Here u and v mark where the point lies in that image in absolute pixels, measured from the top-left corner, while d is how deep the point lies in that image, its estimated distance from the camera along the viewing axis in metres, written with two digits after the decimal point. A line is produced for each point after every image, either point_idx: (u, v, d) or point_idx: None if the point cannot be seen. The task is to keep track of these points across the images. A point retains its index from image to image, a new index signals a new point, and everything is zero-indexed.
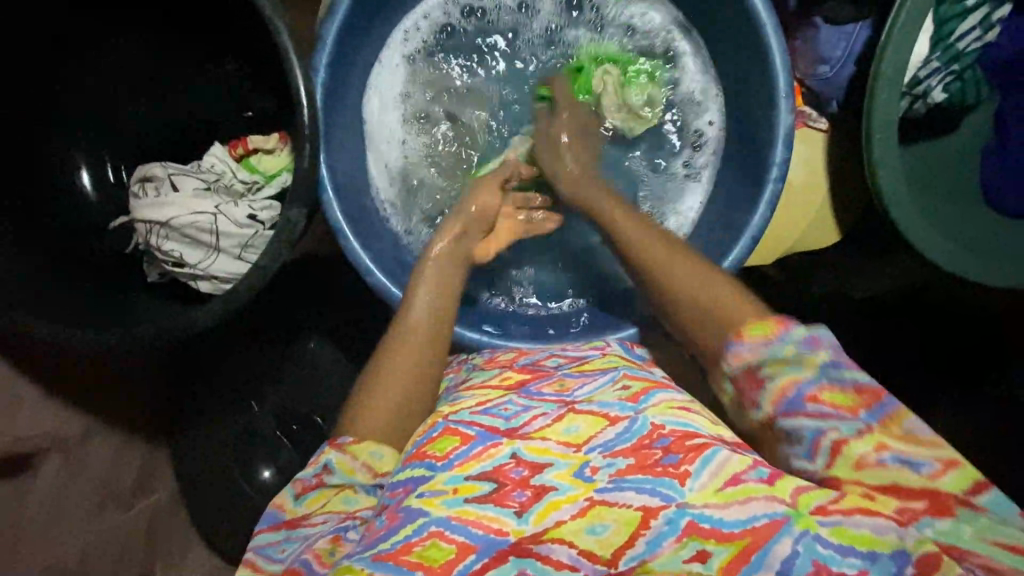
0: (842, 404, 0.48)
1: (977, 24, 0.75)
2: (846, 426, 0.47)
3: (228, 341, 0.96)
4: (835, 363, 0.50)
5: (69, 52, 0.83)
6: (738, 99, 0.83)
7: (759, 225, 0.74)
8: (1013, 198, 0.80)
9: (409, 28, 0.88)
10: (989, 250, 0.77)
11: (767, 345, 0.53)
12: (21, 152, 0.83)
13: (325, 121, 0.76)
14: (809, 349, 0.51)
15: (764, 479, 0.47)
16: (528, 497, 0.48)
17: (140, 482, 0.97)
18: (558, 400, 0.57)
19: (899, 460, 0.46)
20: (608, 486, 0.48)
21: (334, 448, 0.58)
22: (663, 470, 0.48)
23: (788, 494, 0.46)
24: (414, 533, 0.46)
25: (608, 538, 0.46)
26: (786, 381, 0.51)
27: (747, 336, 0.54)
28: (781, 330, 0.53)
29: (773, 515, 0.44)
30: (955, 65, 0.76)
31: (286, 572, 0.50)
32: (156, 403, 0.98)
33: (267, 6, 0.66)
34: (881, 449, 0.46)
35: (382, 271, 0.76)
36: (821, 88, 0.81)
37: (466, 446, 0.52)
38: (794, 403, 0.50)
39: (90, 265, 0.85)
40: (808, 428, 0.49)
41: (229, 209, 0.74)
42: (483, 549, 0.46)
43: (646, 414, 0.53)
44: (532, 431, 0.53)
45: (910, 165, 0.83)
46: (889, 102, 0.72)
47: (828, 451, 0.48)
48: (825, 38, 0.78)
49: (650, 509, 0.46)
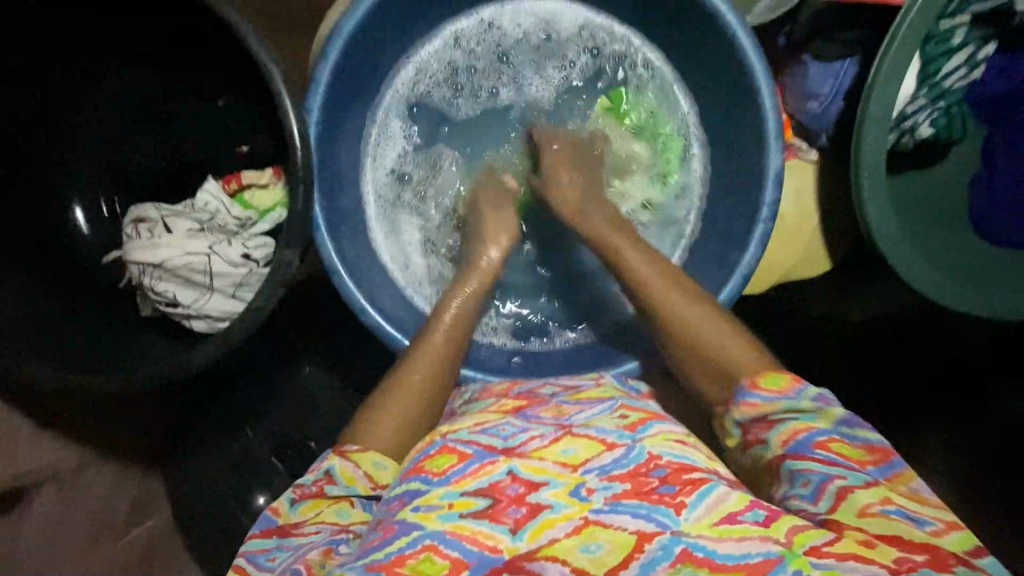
0: (851, 457, 0.50)
1: (963, 62, 0.75)
2: (853, 475, 0.49)
3: (221, 381, 0.95)
4: (850, 421, 0.53)
5: (61, 68, 0.82)
6: (727, 137, 0.84)
7: (750, 262, 0.75)
8: (998, 226, 0.82)
9: (410, 71, 0.88)
10: (984, 279, 0.78)
11: (782, 396, 0.55)
12: (7, 171, 0.83)
13: (320, 163, 0.76)
14: (823, 403, 0.54)
15: (760, 521, 0.46)
16: (523, 514, 0.48)
17: (134, 511, 0.97)
18: (555, 423, 0.57)
19: (903, 514, 0.47)
20: (603, 507, 0.48)
21: (337, 455, 0.59)
22: (658, 498, 0.47)
23: (783, 534, 0.45)
24: (408, 546, 0.46)
25: (601, 557, 0.45)
26: (799, 427, 0.53)
27: (762, 386, 0.56)
28: (796, 384, 0.55)
29: (767, 553, 0.44)
30: (941, 102, 0.77)
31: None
32: (158, 429, 0.98)
33: (260, 50, 0.65)
34: (888, 502, 0.47)
35: (377, 310, 0.76)
36: (811, 124, 0.82)
37: (463, 464, 0.51)
38: (805, 446, 0.52)
39: (91, 286, 0.85)
40: (818, 471, 0.50)
41: (223, 248, 0.74)
42: (477, 566, 0.46)
43: (643, 443, 0.53)
44: (530, 451, 0.52)
45: (902, 193, 0.84)
46: (877, 139, 0.73)
47: (834, 495, 0.48)
48: (813, 74, 0.80)
49: (644, 534, 0.46)
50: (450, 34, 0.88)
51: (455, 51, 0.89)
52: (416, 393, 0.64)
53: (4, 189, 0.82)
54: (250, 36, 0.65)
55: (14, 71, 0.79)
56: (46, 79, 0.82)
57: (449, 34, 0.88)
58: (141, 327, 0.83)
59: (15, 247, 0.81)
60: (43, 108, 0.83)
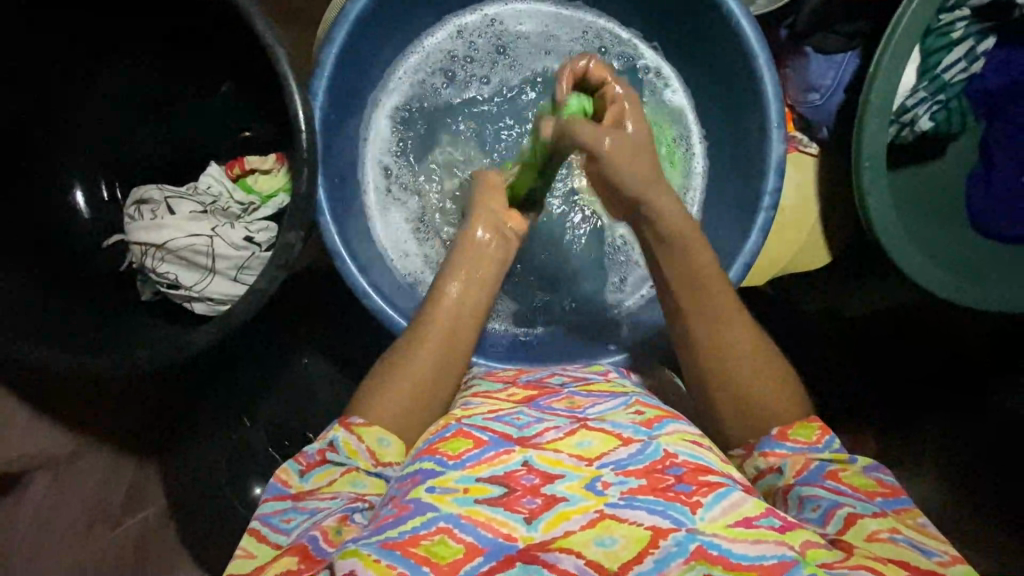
0: (860, 488, 0.52)
1: (963, 56, 0.76)
2: (861, 505, 0.50)
3: (220, 368, 0.95)
4: (865, 465, 0.55)
5: (60, 68, 0.82)
6: (728, 128, 0.84)
7: (752, 251, 0.76)
8: (996, 221, 0.82)
9: (412, 61, 0.88)
10: (981, 273, 0.79)
11: (807, 447, 0.57)
12: (8, 170, 0.82)
13: (324, 148, 0.77)
14: (837, 448, 0.57)
15: (775, 527, 0.46)
16: (538, 505, 0.47)
17: (128, 499, 0.96)
18: (569, 415, 0.58)
19: (911, 543, 0.47)
20: (619, 502, 0.48)
21: (342, 428, 0.58)
22: (675, 495, 0.48)
23: (798, 542, 0.45)
24: (422, 526, 0.46)
25: (615, 551, 0.45)
26: (811, 461, 0.55)
27: (790, 437, 0.58)
28: (824, 436, 0.57)
29: (782, 556, 0.44)
30: (941, 95, 0.78)
31: (292, 547, 0.49)
32: (155, 417, 0.97)
33: (267, 31, 0.66)
34: (895, 531, 0.48)
35: (379, 294, 0.76)
36: (811, 115, 0.83)
37: (479, 450, 0.52)
38: (817, 476, 0.54)
39: (91, 271, 0.85)
40: (825, 497, 0.51)
41: (226, 230, 0.74)
42: (490, 552, 0.45)
43: (660, 440, 0.53)
44: (545, 442, 0.53)
45: (901, 187, 0.85)
46: (878, 130, 0.73)
47: (842, 520, 0.49)
48: (814, 67, 0.81)
49: (660, 530, 0.45)
50: (453, 26, 0.89)
51: (457, 42, 0.89)
52: (422, 377, 0.62)
53: (5, 189, 0.82)
54: (257, 17, 0.66)
55: (14, 72, 0.78)
56: (45, 82, 0.82)
57: (452, 26, 0.89)
58: (140, 311, 0.83)
59: (16, 247, 0.80)
60: (44, 108, 0.83)
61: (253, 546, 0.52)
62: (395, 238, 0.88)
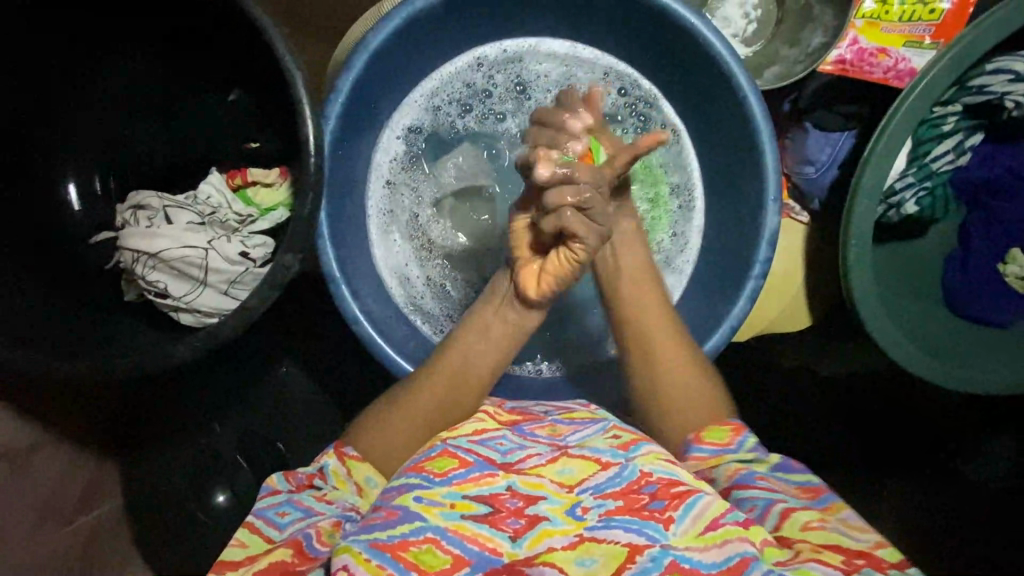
0: (788, 488, 0.57)
1: (952, 148, 0.80)
2: (792, 500, 0.55)
3: (197, 373, 0.94)
4: (784, 465, 0.60)
5: (59, 68, 0.80)
6: (728, 190, 0.86)
7: (740, 314, 0.78)
8: (971, 302, 0.86)
9: (427, 90, 0.89)
10: (952, 353, 0.82)
11: (724, 449, 0.61)
12: (8, 166, 0.81)
13: (331, 171, 0.78)
14: (760, 453, 0.61)
15: (739, 522, 0.50)
16: (522, 524, 0.49)
17: (84, 498, 0.92)
18: (550, 442, 0.58)
19: (839, 531, 0.53)
20: (597, 524, 0.49)
21: (335, 454, 0.62)
22: (649, 514, 0.49)
23: (758, 539, 0.50)
24: (411, 533, 0.48)
25: (596, 570, 0.46)
26: (741, 466, 0.59)
27: (706, 440, 0.62)
28: (736, 437, 0.62)
29: (745, 554, 0.48)
30: (928, 182, 0.81)
31: (288, 540, 0.53)
32: (123, 415, 0.94)
33: (286, 54, 0.65)
34: (824, 519, 0.53)
35: (369, 320, 0.76)
36: (804, 186, 0.86)
37: (465, 469, 0.52)
38: (750, 479, 0.58)
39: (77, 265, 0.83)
40: (762, 498, 0.56)
41: (221, 244, 0.73)
42: (477, 564, 0.47)
43: (636, 462, 0.54)
44: (528, 468, 0.53)
45: (883, 263, 0.89)
46: (867, 212, 0.76)
47: (779, 516, 0.54)
48: (812, 141, 0.84)
49: (636, 546, 0.47)
50: (471, 58, 0.89)
51: (477, 75, 0.90)
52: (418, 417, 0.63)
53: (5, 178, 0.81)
54: (278, 40, 0.65)
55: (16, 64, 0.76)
56: (45, 80, 0.80)
57: (471, 56, 0.89)
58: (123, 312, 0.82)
59: (14, 252, 0.79)
60: (44, 107, 0.82)
61: (246, 537, 0.55)
62: (393, 262, 0.88)
